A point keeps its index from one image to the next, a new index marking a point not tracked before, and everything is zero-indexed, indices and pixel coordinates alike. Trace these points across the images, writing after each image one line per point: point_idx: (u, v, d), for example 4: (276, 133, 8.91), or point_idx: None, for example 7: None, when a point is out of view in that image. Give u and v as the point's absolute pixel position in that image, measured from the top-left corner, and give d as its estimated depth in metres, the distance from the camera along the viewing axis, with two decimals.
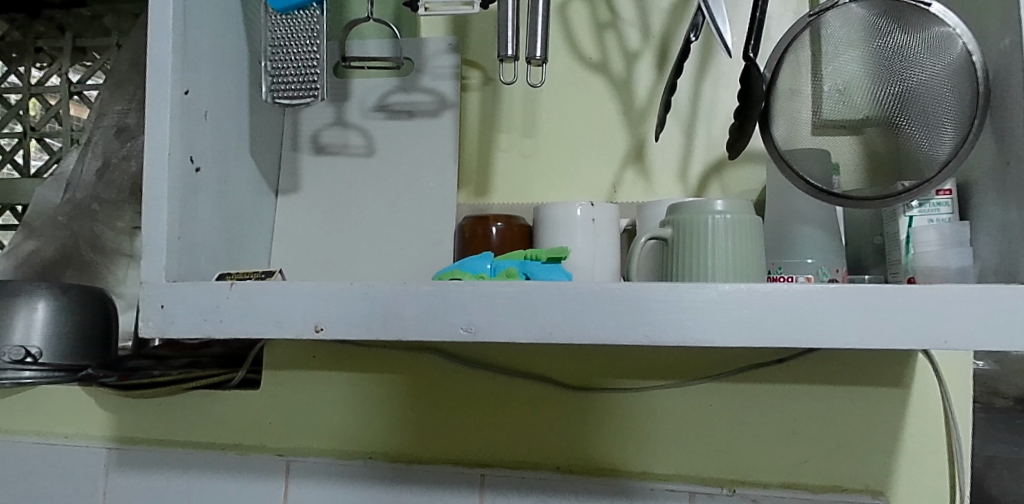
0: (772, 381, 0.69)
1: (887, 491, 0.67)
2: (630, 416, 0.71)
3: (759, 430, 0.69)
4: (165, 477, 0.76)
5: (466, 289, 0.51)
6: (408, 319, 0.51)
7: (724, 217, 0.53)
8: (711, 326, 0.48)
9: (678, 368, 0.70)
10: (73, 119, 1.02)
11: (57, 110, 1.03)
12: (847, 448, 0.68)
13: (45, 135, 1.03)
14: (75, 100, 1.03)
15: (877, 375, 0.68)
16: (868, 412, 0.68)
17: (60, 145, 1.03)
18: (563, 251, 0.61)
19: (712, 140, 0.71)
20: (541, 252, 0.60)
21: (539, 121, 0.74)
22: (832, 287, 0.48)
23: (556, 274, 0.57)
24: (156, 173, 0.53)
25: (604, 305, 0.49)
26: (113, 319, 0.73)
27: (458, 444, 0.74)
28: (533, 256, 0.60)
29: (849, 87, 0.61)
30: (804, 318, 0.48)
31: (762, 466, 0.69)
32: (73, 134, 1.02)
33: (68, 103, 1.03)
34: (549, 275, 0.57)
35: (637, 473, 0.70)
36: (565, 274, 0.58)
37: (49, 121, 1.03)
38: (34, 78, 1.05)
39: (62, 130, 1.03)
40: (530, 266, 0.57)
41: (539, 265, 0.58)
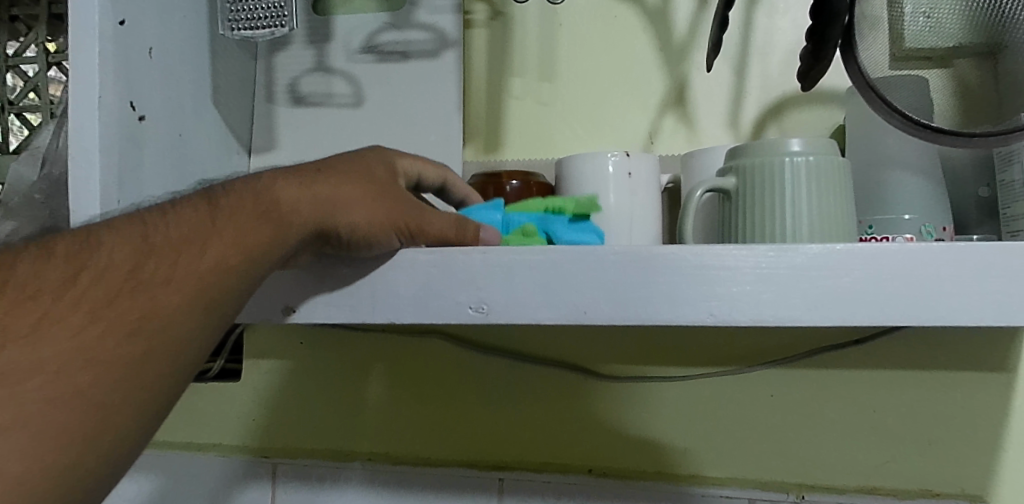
0: (846, 365, 0.59)
1: (988, 496, 0.57)
2: (673, 409, 0.60)
3: (830, 425, 0.59)
4: (139, 482, 0.67)
5: (476, 257, 0.40)
6: (405, 296, 0.41)
7: (806, 158, 0.42)
8: (793, 300, 0.38)
9: (732, 352, 0.60)
10: (52, 93, 0.87)
11: (35, 83, 0.87)
12: (938, 446, 0.58)
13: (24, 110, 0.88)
14: (54, 73, 0.87)
15: (977, 358, 0.57)
16: (965, 403, 0.57)
17: (39, 121, 0.88)
18: (592, 204, 0.47)
19: (768, 79, 0.59)
20: (566, 203, 0.47)
21: (557, 60, 0.62)
22: (957, 245, 0.37)
23: (585, 232, 0.46)
24: (85, 119, 0.42)
25: (654, 275, 0.39)
26: None
27: (474, 443, 0.63)
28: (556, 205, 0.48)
29: (935, 6, 0.48)
30: (919, 290, 0.37)
31: (834, 466, 0.59)
32: (53, 108, 0.87)
33: (47, 77, 0.87)
34: (576, 234, 0.46)
35: (684, 476, 0.60)
36: (595, 233, 0.46)
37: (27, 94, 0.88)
38: (11, 49, 0.89)
39: (41, 105, 0.87)
40: (552, 220, 0.46)
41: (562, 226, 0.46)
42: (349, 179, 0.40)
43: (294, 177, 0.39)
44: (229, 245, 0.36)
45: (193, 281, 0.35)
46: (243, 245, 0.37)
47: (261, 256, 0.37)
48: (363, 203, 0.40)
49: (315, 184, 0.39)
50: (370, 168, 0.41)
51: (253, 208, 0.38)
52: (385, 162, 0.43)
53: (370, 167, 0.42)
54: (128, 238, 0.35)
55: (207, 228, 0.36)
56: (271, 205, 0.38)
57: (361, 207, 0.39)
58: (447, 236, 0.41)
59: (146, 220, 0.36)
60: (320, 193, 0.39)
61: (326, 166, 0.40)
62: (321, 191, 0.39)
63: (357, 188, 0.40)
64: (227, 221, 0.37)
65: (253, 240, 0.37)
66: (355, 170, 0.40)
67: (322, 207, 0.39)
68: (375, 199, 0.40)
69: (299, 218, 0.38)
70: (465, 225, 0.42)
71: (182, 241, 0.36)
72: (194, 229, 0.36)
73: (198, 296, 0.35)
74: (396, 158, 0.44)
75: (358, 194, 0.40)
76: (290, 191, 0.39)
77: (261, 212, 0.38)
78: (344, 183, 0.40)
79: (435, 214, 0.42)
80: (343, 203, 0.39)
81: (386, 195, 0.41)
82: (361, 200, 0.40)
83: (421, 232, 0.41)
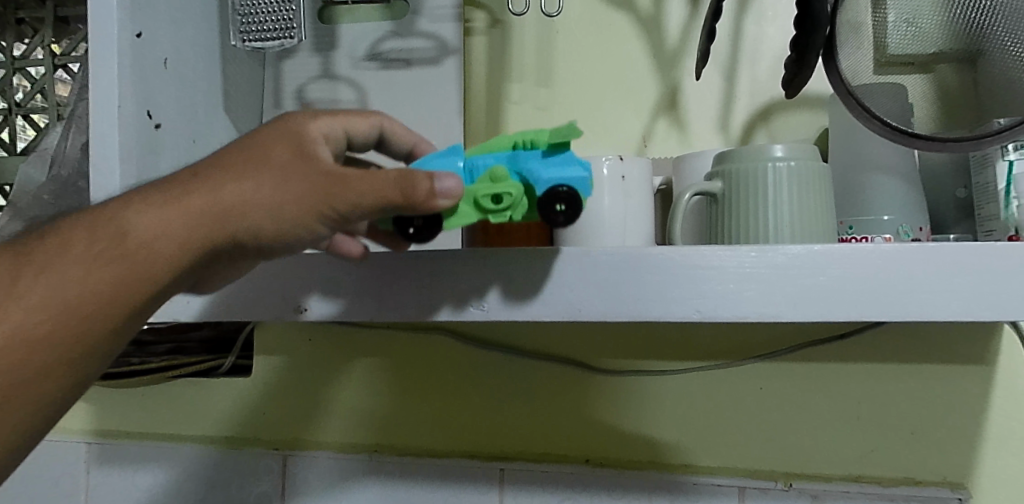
0: (832, 359, 0.61)
1: (968, 484, 0.60)
2: (667, 402, 0.63)
3: (817, 416, 0.62)
4: (152, 473, 0.70)
5: (476, 258, 0.43)
6: (409, 295, 0.44)
7: (787, 164, 0.45)
8: (775, 297, 0.40)
9: (725, 346, 0.63)
10: (59, 95, 0.89)
11: (43, 85, 0.89)
12: (921, 436, 0.60)
13: (31, 112, 0.90)
14: (61, 75, 0.89)
15: (957, 351, 0.60)
16: (946, 394, 0.60)
17: (47, 122, 0.90)
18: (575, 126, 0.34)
19: (757, 84, 0.61)
20: (540, 135, 0.35)
21: (555, 66, 0.64)
22: (927, 246, 0.39)
23: (570, 166, 0.34)
24: (105, 128, 0.45)
25: (645, 275, 0.41)
26: None
27: (475, 435, 0.66)
28: (529, 140, 0.36)
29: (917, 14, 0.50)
30: (893, 288, 0.39)
31: (821, 456, 0.61)
32: (59, 110, 0.89)
33: (54, 78, 0.89)
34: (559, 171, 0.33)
35: (677, 466, 0.63)
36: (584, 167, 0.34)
37: (35, 96, 0.90)
38: (18, 51, 0.91)
39: (48, 106, 0.90)
40: (526, 156, 0.34)
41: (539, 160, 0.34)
42: (231, 178, 0.31)
43: (156, 191, 0.32)
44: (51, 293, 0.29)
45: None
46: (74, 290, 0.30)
47: (114, 295, 0.30)
48: (253, 207, 0.31)
49: (183, 197, 0.31)
50: (262, 140, 0.32)
51: (94, 246, 0.30)
52: (286, 133, 0.33)
53: (259, 139, 0.32)
54: None
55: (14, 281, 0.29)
56: (119, 239, 0.30)
57: (252, 212, 0.31)
58: (387, 197, 0.30)
59: None
60: (182, 203, 0.31)
61: (200, 166, 0.32)
62: (184, 201, 0.31)
63: (238, 177, 0.31)
64: (47, 269, 0.29)
65: (88, 280, 0.30)
66: (238, 166, 0.31)
67: (198, 226, 0.31)
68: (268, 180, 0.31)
69: (153, 243, 0.30)
70: (410, 183, 0.31)
71: None
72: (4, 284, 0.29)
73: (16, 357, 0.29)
74: (309, 120, 0.35)
75: (239, 184, 0.31)
76: (146, 218, 0.30)
77: (96, 243, 0.30)
78: (221, 177, 0.31)
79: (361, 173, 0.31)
80: (224, 215, 0.31)
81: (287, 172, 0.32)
82: (250, 203, 0.31)
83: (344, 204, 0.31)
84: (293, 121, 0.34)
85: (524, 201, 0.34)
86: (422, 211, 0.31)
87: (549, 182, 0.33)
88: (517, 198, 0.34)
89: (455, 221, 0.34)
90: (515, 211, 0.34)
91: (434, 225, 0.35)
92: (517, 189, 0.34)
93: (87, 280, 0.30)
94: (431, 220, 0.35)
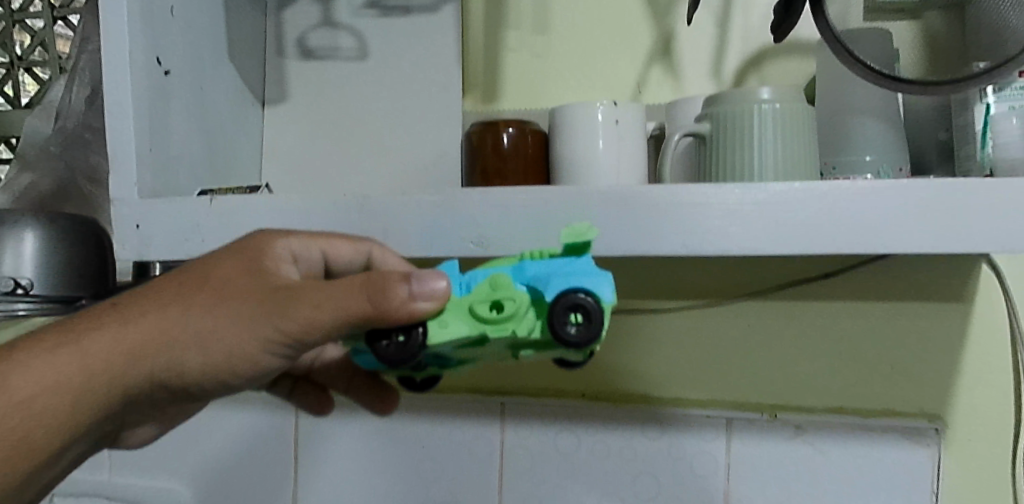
0: (817, 299, 0.64)
1: (944, 414, 0.63)
2: (659, 340, 0.66)
3: (802, 352, 0.65)
4: None
5: (475, 197, 0.45)
6: (411, 233, 0.46)
7: (772, 106, 0.47)
8: (756, 232, 0.43)
9: (715, 286, 0.65)
10: (60, 47, 0.90)
11: (42, 37, 0.90)
12: (899, 371, 0.64)
13: (33, 65, 0.91)
14: (59, 27, 0.90)
15: (935, 289, 0.63)
16: (923, 330, 0.63)
17: (49, 76, 0.91)
18: None
19: (749, 30, 0.62)
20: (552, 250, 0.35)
21: (551, 14, 0.65)
22: (900, 183, 0.42)
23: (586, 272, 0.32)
24: (118, 74, 0.47)
25: (634, 212, 0.44)
26: (108, 250, 0.77)
27: (477, 372, 0.69)
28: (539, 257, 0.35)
29: None
30: (866, 224, 0.42)
31: (804, 389, 0.65)
32: (61, 63, 0.90)
33: (53, 30, 0.90)
34: (572, 277, 0.32)
35: (668, 399, 0.66)
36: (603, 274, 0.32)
37: (36, 49, 0.91)
38: (17, 4, 0.91)
39: (49, 60, 0.90)
40: (540, 268, 0.33)
41: (550, 269, 0.33)
42: (194, 302, 0.36)
43: (129, 303, 0.37)
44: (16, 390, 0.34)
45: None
46: (38, 391, 0.34)
47: (77, 397, 0.35)
48: (212, 325, 0.35)
49: (151, 317, 0.36)
50: (228, 265, 0.37)
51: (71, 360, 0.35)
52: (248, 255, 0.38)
53: (225, 264, 0.37)
54: None
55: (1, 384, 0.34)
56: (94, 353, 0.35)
57: (212, 330, 0.35)
58: (351, 311, 0.32)
59: None
60: (151, 314, 0.36)
61: (168, 283, 0.37)
62: (149, 314, 0.36)
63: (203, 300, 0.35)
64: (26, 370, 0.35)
65: (54, 382, 0.35)
66: (204, 290, 0.36)
67: (162, 343, 0.35)
68: (229, 297, 0.36)
69: (113, 354, 0.35)
70: (374, 294, 0.32)
71: None
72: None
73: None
74: (274, 243, 0.40)
75: (202, 306, 0.35)
76: (114, 336, 0.35)
77: (64, 347, 0.35)
78: (183, 296, 0.36)
79: (316, 290, 0.34)
80: (186, 332, 0.35)
81: (246, 295, 0.36)
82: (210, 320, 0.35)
83: (296, 319, 0.34)
84: (256, 249, 0.38)
85: (531, 313, 0.32)
86: (400, 319, 0.32)
87: (560, 287, 0.31)
88: (521, 307, 0.32)
89: (448, 332, 0.32)
90: (517, 319, 0.32)
91: (410, 330, 0.32)
92: (522, 297, 0.32)
93: (60, 388, 0.35)
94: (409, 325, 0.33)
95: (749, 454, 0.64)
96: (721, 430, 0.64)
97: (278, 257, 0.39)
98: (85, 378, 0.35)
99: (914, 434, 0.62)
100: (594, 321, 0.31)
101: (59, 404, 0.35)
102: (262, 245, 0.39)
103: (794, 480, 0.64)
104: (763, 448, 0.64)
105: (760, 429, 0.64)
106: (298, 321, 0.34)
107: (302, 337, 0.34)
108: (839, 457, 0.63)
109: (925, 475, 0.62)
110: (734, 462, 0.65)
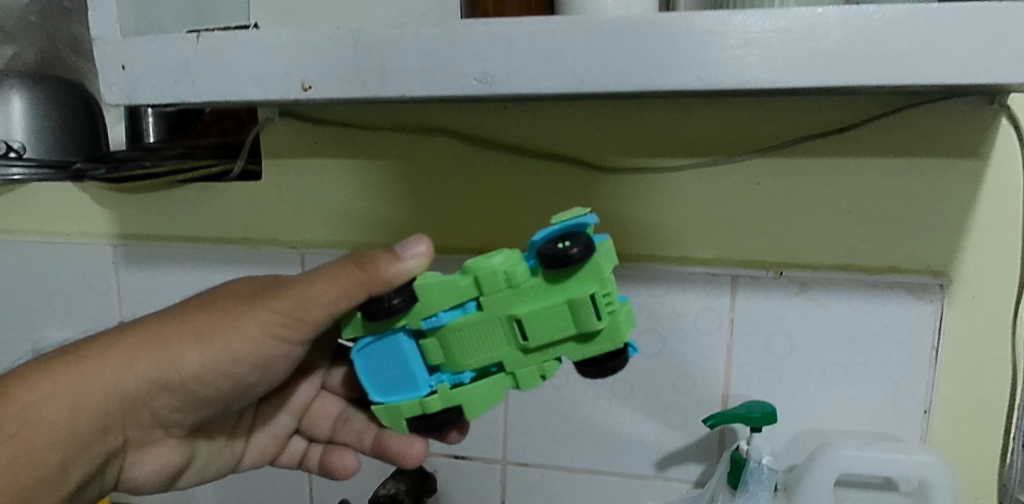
0: (829, 153, 0.62)
1: (951, 272, 0.62)
2: (664, 199, 0.65)
3: (811, 210, 0.63)
4: (175, 274, 0.74)
5: (476, 27, 0.43)
6: (411, 70, 0.44)
7: None
8: (775, 62, 0.41)
9: (724, 142, 0.63)
10: None
11: None
12: (909, 228, 0.62)
13: None
14: None
15: (953, 144, 0.60)
16: (936, 186, 0.61)
17: None
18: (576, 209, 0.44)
19: None
20: None
21: None
22: (930, 6, 0.39)
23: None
24: None
25: (646, 44, 0.41)
26: (95, 116, 0.80)
27: (483, 233, 0.69)
28: None
29: None
30: (888, 55, 0.39)
31: (812, 247, 0.64)
32: None
33: None
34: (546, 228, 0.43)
35: (673, 258, 0.66)
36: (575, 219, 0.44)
37: None
38: None
39: None
40: None
41: None
42: (233, 288, 0.53)
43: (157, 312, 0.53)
44: (79, 372, 0.49)
45: (83, 394, 0.48)
46: (93, 372, 0.49)
47: (142, 368, 0.50)
48: (238, 313, 0.50)
49: (198, 307, 0.51)
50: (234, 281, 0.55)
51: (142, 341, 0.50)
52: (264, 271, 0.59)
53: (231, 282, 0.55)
54: (32, 369, 0.49)
55: (92, 360, 0.49)
56: (158, 338, 0.50)
57: (240, 315, 0.50)
58: (347, 281, 0.46)
59: (47, 362, 0.49)
60: (176, 309, 0.52)
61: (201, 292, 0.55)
62: (173, 312, 0.52)
63: (229, 298, 0.51)
64: (110, 349, 0.50)
65: (102, 364, 0.49)
66: (232, 291, 0.52)
67: (204, 327, 0.50)
68: (230, 294, 0.52)
69: (168, 336, 0.50)
70: (360, 264, 0.46)
71: (76, 369, 0.49)
72: (89, 365, 0.49)
73: (61, 407, 0.48)
74: None
75: (232, 298, 0.51)
76: (171, 325, 0.51)
77: (131, 335, 0.50)
78: (215, 294, 0.53)
79: (298, 279, 0.50)
80: (221, 319, 0.50)
81: (242, 292, 0.52)
82: (237, 308, 0.50)
83: (284, 300, 0.49)
84: None
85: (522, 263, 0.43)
86: (392, 271, 0.45)
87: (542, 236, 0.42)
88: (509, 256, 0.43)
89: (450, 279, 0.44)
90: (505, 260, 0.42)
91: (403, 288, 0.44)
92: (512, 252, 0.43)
93: (136, 357, 0.50)
94: (406, 292, 0.44)
95: (752, 309, 0.65)
96: (725, 287, 0.65)
97: None
98: (124, 358, 0.49)
99: (918, 289, 0.62)
100: (568, 233, 0.40)
101: (110, 378, 0.49)
102: None
103: (795, 335, 0.65)
104: (766, 304, 0.65)
105: (765, 285, 0.64)
106: (283, 303, 0.49)
107: (285, 313, 0.49)
108: (842, 313, 0.64)
109: (926, 330, 0.62)
110: (737, 318, 0.65)
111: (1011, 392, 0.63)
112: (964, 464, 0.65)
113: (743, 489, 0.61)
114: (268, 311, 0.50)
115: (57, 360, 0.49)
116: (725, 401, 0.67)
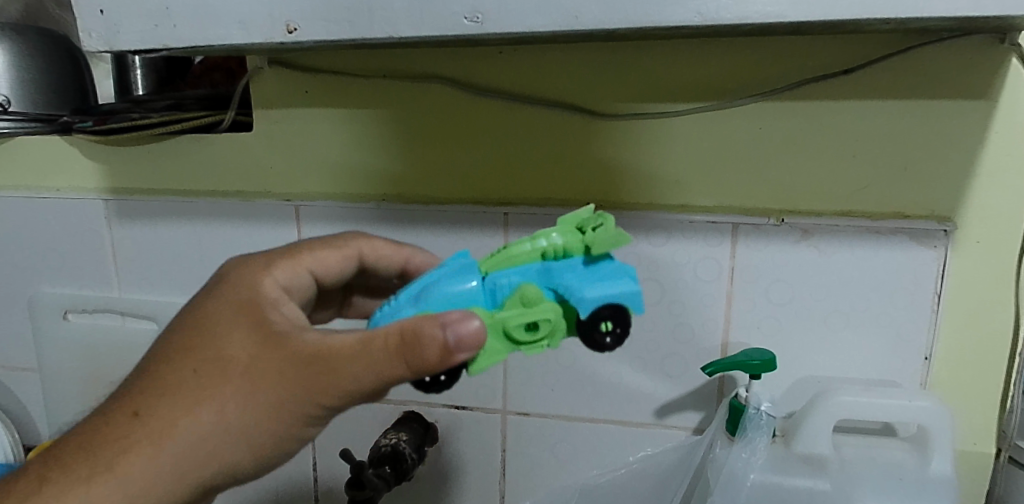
0: (834, 96, 0.60)
1: (955, 216, 0.61)
2: (664, 145, 0.64)
3: (814, 156, 0.62)
4: (168, 230, 0.73)
5: None
6: (398, 10, 0.43)
7: None
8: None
9: (725, 85, 0.62)
10: None
11: None
12: (914, 171, 0.61)
13: None
14: None
15: (962, 85, 0.58)
16: (943, 130, 0.59)
17: None
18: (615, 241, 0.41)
19: None
20: (570, 246, 0.42)
21: None
22: None
23: (603, 267, 0.42)
24: None
25: None
26: (82, 70, 0.79)
27: (479, 182, 0.68)
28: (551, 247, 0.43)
29: None
30: None
31: (814, 194, 0.63)
32: None
33: None
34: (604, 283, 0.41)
35: (673, 207, 0.65)
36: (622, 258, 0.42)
37: None
38: None
39: None
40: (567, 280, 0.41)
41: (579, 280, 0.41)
42: (244, 356, 0.44)
43: (165, 397, 0.44)
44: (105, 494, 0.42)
45: None
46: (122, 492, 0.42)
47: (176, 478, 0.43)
48: (272, 397, 0.43)
49: (219, 392, 0.43)
50: (244, 335, 0.45)
51: (164, 447, 0.43)
52: (247, 286, 0.49)
53: (243, 337, 0.45)
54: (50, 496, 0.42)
55: (115, 480, 0.42)
56: (183, 440, 0.43)
57: (275, 400, 0.43)
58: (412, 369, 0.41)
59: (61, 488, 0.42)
60: (201, 405, 0.43)
61: (192, 345, 0.46)
62: (194, 401, 0.43)
63: (252, 377, 0.43)
64: (131, 461, 0.42)
65: (141, 482, 0.42)
66: (250, 363, 0.44)
67: (236, 418, 0.43)
68: (260, 378, 0.43)
69: (195, 436, 0.43)
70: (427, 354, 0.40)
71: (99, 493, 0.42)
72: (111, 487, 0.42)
73: None
74: (261, 274, 0.50)
75: (258, 378, 0.43)
76: (193, 420, 0.43)
77: (150, 440, 0.43)
78: (230, 367, 0.44)
79: (343, 355, 0.42)
80: (255, 408, 0.43)
81: (275, 372, 0.43)
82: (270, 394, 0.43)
83: (329, 383, 0.43)
84: (253, 286, 0.49)
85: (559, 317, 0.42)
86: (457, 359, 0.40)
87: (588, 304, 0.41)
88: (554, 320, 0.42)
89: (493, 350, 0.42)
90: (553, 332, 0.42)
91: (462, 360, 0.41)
92: (554, 311, 0.41)
93: (164, 467, 0.43)
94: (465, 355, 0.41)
95: (752, 257, 0.64)
96: (726, 235, 0.64)
97: (268, 289, 0.49)
98: (152, 471, 0.43)
99: (923, 236, 0.61)
100: (620, 317, 0.41)
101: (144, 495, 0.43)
102: (252, 282, 0.49)
103: (795, 282, 0.64)
104: (768, 252, 0.64)
105: (767, 232, 0.63)
106: (329, 390, 0.43)
107: (337, 401, 0.43)
108: (845, 260, 0.63)
109: (928, 275, 0.62)
110: (738, 265, 0.65)
111: (1014, 338, 0.63)
112: (963, 407, 0.65)
113: (742, 434, 0.61)
114: (318, 404, 0.43)
115: (82, 481, 0.42)
116: (724, 349, 0.67)
